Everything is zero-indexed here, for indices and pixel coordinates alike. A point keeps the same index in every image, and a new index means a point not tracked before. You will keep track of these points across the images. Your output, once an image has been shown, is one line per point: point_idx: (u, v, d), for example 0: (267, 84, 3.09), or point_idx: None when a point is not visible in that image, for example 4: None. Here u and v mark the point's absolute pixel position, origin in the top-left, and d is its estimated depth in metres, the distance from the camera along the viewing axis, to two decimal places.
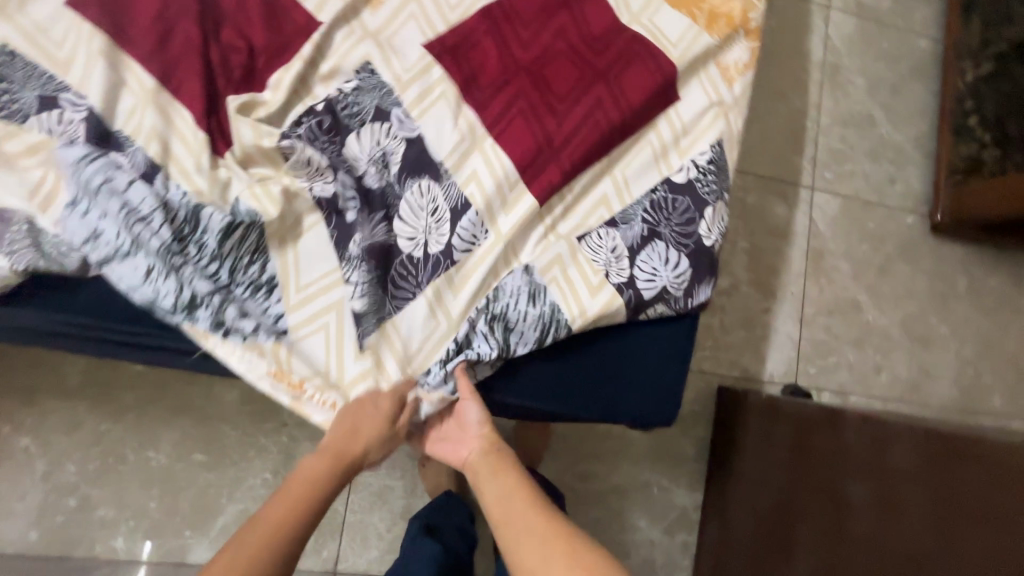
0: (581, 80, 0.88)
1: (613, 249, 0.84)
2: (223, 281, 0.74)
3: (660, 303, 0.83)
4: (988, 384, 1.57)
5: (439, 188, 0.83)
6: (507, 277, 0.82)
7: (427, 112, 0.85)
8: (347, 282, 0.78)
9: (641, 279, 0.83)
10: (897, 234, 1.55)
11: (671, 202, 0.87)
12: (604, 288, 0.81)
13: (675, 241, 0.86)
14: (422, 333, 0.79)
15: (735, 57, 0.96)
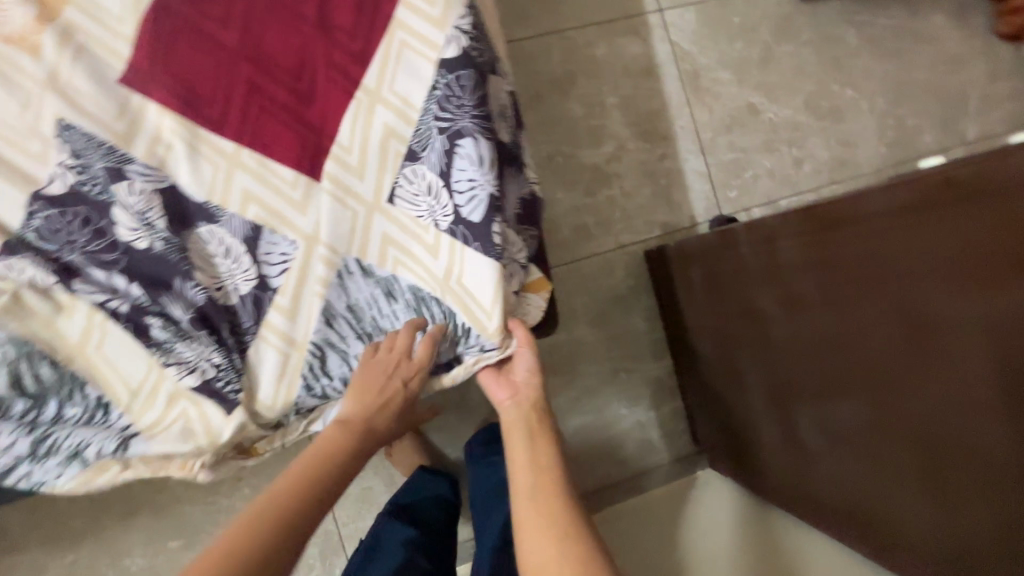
0: (309, 35, 0.68)
1: (428, 188, 0.68)
2: (23, 415, 0.59)
3: (502, 205, 0.67)
4: (914, 127, 1.49)
5: (222, 228, 0.66)
6: (352, 286, 0.69)
7: (163, 159, 0.64)
8: (178, 364, 0.62)
9: (466, 203, 0.67)
10: (766, 17, 1.42)
11: (454, 85, 0.67)
12: (440, 242, 0.69)
13: (482, 132, 0.67)
14: (279, 373, 0.67)
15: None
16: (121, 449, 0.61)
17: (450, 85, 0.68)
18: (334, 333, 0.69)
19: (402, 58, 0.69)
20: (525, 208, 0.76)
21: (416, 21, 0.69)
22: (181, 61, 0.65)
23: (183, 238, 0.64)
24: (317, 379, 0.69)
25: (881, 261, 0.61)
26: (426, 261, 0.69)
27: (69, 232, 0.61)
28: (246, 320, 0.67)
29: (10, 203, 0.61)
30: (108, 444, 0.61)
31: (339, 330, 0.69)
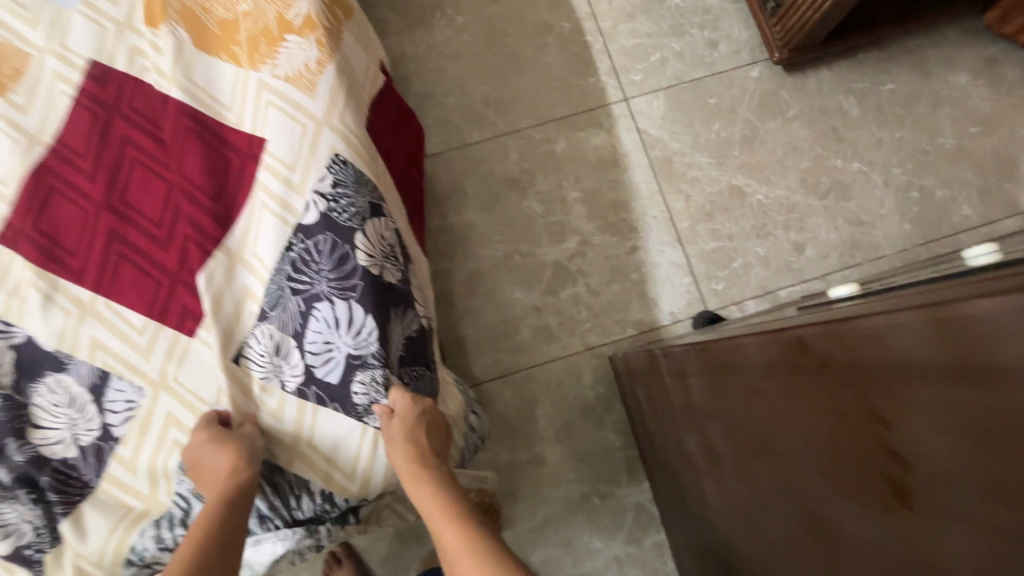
0: (173, 184, 0.68)
1: (276, 347, 0.64)
2: None
3: (362, 371, 0.63)
4: (943, 197, 1.28)
5: (68, 376, 0.64)
6: None
7: (20, 309, 0.65)
8: None
9: (319, 366, 0.64)
10: (746, 95, 1.33)
11: (312, 250, 0.66)
12: (287, 404, 0.64)
13: (341, 294, 0.65)
14: (111, 535, 0.59)
15: (304, 54, 0.72)
16: None
17: (305, 245, 0.66)
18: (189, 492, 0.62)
19: (259, 221, 0.67)
20: (413, 344, 0.70)
21: (276, 184, 0.68)
22: (54, 216, 0.68)
23: (23, 391, 0.63)
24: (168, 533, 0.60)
25: (761, 426, 0.48)
26: (268, 425, 0.63)
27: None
28: (86, 472, 0.61)
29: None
30: None
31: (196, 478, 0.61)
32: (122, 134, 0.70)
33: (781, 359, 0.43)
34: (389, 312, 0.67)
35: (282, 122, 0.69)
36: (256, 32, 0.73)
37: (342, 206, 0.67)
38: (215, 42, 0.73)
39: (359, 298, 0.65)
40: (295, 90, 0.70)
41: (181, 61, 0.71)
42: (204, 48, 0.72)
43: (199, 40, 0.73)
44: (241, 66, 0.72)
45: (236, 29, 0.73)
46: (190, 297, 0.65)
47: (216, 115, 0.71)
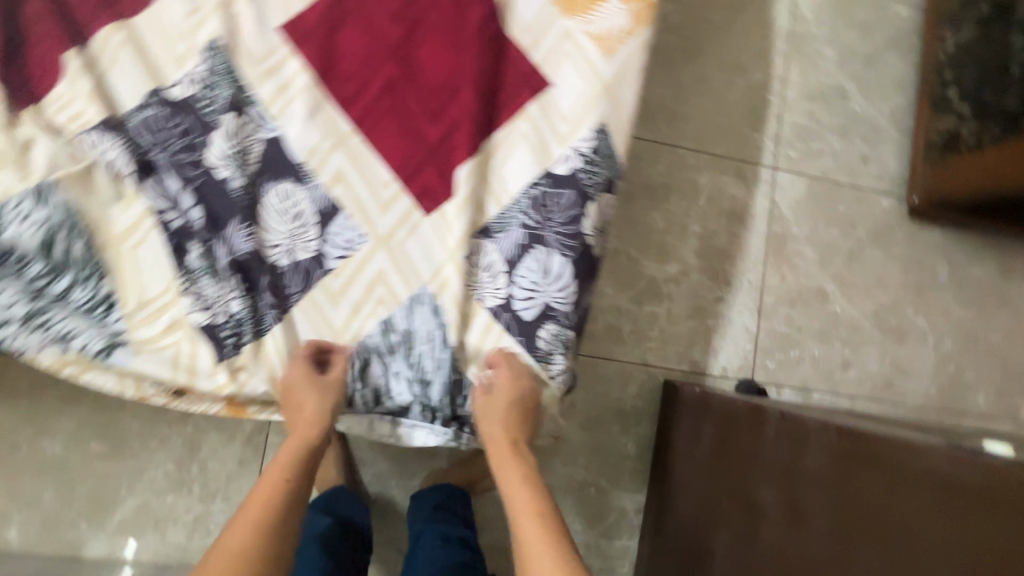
0: (460, 68, 0.69)
1: (487, 266, 0.67)
2: (37, 279, 0.58)
3: (549, 323, 0.67)
4: (973, 381, 1.43)
5: (302, 191, 0.65)
6: (415, 318, 0.66)
7: (284, 111, 0.65)
8: (199, 303, 0.61)
9: (520, 300, 0.67)
10: (870, 217, 1.42)
11: (553, 199, 0.68)
12: (478, 317, 0.67)
13: (563, 246, 0.68)
14: (301, 354, 0.63)
15: (615, 20, 0.71)
16: (103, 353, 0.59)
17: (549, 189, 0.68)
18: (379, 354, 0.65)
19: (515, 150, 0.69)
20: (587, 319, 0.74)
21: (544, 125, 0.70)
22: (343, 38, 0.67)
23: (260, 185, 0.64)
24: (346, 378, 0.65)
25: (892, 520, 0.58)
26: (457, 334, 0.66)
27: (163, 138, 0.62)
28: (292, 287, 0.64)
29: (135, 89, 0.63)
30: (93, 351, 0.59)
31: (387, 343, 0.65)
32: None
33: (946, 476, 0.54)
34: (589, 283, 0.71)
35: (571, 75, 0.71)
36: None
37: (595, 170, 0.70)
38: None
39: (577, 259, 0.68)
40: (594, 49, 0.71)
41: None
42: None
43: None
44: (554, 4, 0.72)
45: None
46: (438, 177, 0.68)
47: (513, 35, 0.71)
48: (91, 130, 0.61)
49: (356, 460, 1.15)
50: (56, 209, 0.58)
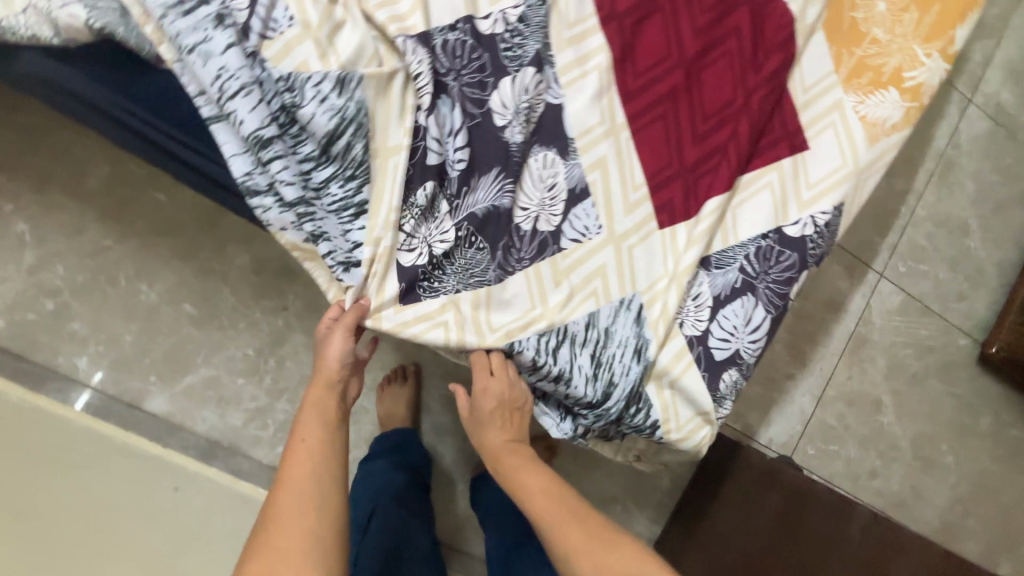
0: (738, 102, 0.70)
1: (695, 295, 0.69)
2: (306, 166, 0.58)
3: (733, 369, 0.69)
4: (990, 536, 1.47)
5: (563, 165, 0.66)
6: (615, 320, 0.68)
7: (573, 84, 0.65)
8: (441, 243, 0.63)
9: (715, 338, 0.69)
10: (944, 350, 1.47)
11: (775, 255, 0.70)
12: (673, 339, 0.68)
13: (768, 302, 0.70)
14: (509, 314, 0.66)
15: (890, 110, 0.72)
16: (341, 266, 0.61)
17: (776, 245, 0.70)
18: (575, 344, 0.67)
19: (757, 197, 0.71)
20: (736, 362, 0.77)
21: (790, 183, 0.71)
22: (645, 32, 0.67)
23: (528, 145, 0.65)
24: (542, 352, 0.66)
25: None
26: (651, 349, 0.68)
27: (459, 65, 0.63)
28: (522, 252, 0.66)
29: (450, 9, 0.63)
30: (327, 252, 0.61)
31: (587, 333, 0.67)
32: (739, 21, 0.69)
33: None
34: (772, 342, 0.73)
35: (830, 145, 0.72)
36: (866, 61, 0.73)
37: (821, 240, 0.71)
38: (838, 36, 0.72)
39: (777, 318, 0.70)
40: (861, 129, 0.72)
41: (811, 24, 0.71)
42: (825, 29, 0.72)
43: (829, 20, 0.72)
44: (837, 72, 0.72)
45: (859, 41, 0.73)
46: (683, 198, 0.69)
47: (791, 87, 0.72)
48: (409, 35, 0.60)
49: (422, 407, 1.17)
50: (352, 106, 0.57)
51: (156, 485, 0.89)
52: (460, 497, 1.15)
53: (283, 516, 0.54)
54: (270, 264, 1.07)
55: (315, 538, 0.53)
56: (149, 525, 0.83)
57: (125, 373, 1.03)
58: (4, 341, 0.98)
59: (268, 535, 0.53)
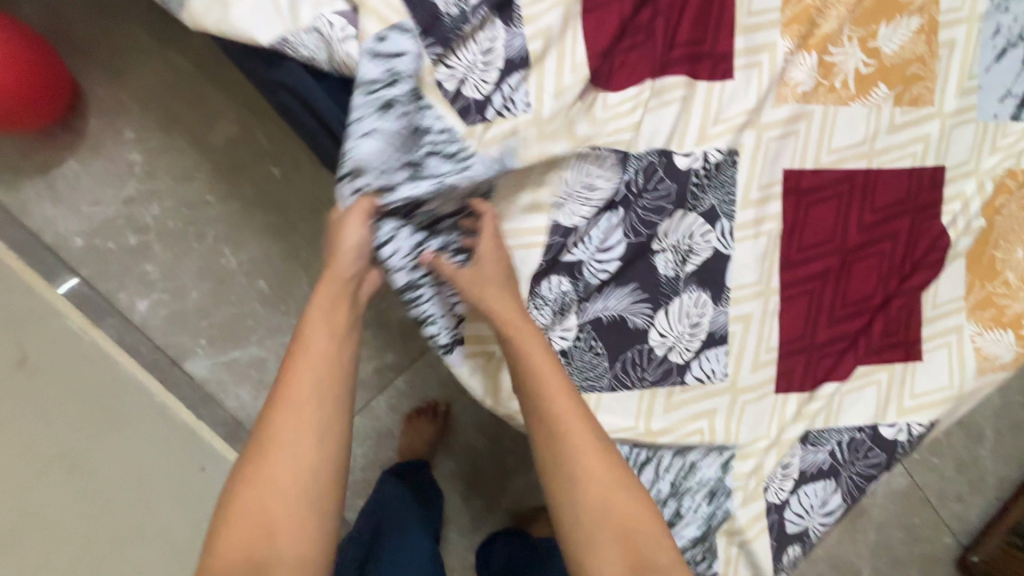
0: (876, 298, 0.73)
1: (786, 465, 0.71)
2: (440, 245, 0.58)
3: (797, 545, 0.71)
4: None
5: (711, 309, 0.68)
6: (708, 461, 0.69)
7: (744, 240, 0.68)
8: (574, 342, 0.64)
9: (791, 511, 0.71)
10: (931, 543, 1.50)
11: (865, 449, 0.74)
12: (755, 502, 0.70)
13: (846, 490, 0.73)
14: (619, 425, 0.66)
15: (1003, 350, 0.76)
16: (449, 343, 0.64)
17: (869, 441, 0.73)
18: (666, 476, 0.68)
19: (864, 390, 0.74)
20: None
21: (896, 386, 0.74)
22: (818, 212, 0.70)
23: (687, 281, 0.66)
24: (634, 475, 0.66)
25: None
26: (734, 502, 0.69)
27: (648, 187, 0.65)
28: (647, 373, 0.66)
29: (659, 135, 0.65)
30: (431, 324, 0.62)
31: (672, 460, 0.68)
32: (901, 229, 0.73)
33: None
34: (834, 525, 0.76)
35: (941, 364, 0.75)
36: (994, 297, 0.77)
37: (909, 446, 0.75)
38: (977, 267, 0.76)
39: (850, 507, 0.73)
40: (973, 359, 0.76)
41: (959, 251, 0.75)
42: (968, 257, 0.76)
43: (973, 251, 0.76)
44: (965, 299, 0.76)
45: (992, 277, 0.77)
46: (802, 371, 0.72)
47: (924, 298, 0.75)
48: (600, 148, 0.62)
49: (446, 449, 1.15)
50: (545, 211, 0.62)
51: (186, 463, 0.87)
52: (449, 552, 1.14)
53: (281, 442, 0.47)
54: None
55: (313, 476, 0.47)
56: (174, 504, 0.80)
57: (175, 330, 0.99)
58: (76, 261, 0.95)
59: (260, 458, 0.47)
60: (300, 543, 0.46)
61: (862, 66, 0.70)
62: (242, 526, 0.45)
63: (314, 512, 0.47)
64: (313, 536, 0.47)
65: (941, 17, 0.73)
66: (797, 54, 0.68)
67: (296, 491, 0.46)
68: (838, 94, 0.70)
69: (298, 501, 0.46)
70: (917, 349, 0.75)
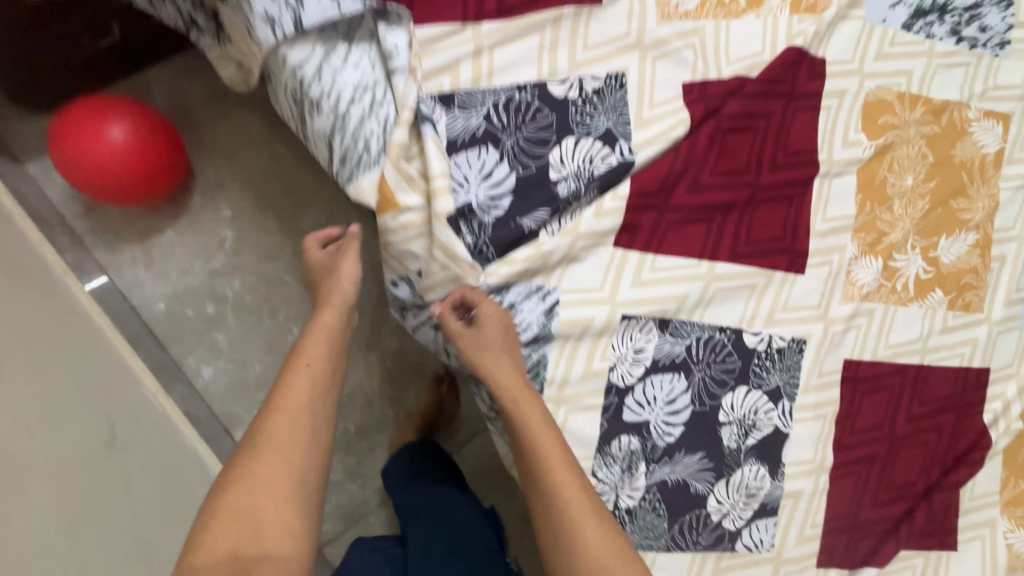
0: (919, 486, 0.77)
1: None
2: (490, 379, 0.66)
3: None
4: None
5: (769, 481, 0.71)
6: None
7: (802, 421, 0.72)
8: (637, 503, 0.66)
9: None
10: None
11: None
12: None
13: None
14: None
15: None
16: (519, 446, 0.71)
17: None
18: None
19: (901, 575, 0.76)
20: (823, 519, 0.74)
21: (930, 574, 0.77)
22: (872, 400, 0.75)
23: (749, 455, 0.70)
24: None
25: None
26: None
27: (716, 360, 0.69)
28: (702, 539, 0.68)
29: (734, 315, 0.69)
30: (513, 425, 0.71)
31: None
32: (944, 422, 0.78)
33: None
34: None
35: (973, 556, 0.79)
36: None
37: None
38: (1014, 465, 0.81)
39: None
40: (1004, 555, 0.79)
41: (998, 450, 0.80)
42: (1005, 456, 0.80)
43: (1011, 449, 0.81)
44: (1001, 495, 0.80)
45: None
46: (845, 550, 0.74)
47: (961, 490, 0.79)
48: (672, 323, 0.67)
49: None
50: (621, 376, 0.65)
51: None
52: None
53: (269, 438, 0.51)
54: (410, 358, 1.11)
55: (296, 474, 0.51)
56: None
57: (233, 400, 1.01)
58: (156, 324, 1.00)
59: (249, 457, 0.51)
60: (283, 540, 0.48)
61: (922, 271, 0.77)
62: (227, 525, 0.47)
63: (297, 512, 0.50)
64: (296, 529, 0.49)
65: (995, 234, 0.80)
66: (865, 257, 0.74)
67: (276, 480, 0.50)
68: (899, 295, 0.76)
69: (280, 494, 0.50)
70: (950, 539, 0.78)
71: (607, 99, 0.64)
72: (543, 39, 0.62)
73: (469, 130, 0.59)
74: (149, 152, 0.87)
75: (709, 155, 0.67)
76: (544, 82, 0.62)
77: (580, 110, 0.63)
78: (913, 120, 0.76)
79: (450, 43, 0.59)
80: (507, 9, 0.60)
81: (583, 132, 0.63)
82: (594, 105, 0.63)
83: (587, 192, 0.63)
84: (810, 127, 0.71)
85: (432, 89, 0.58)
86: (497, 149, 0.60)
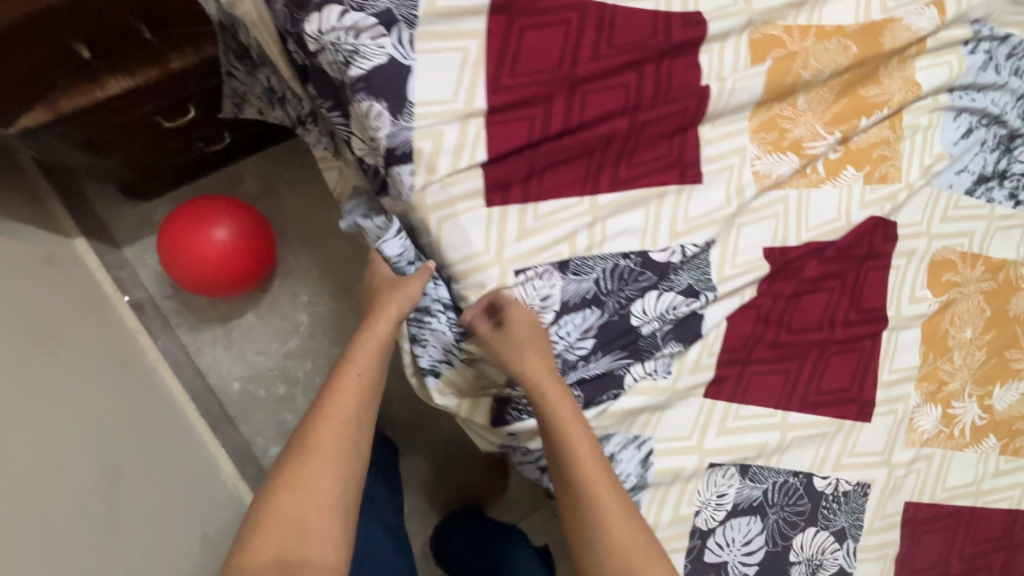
0: None
1: None
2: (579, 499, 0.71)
3: None
4: None
5: None
6: None
7: (865, 561, 0.76)
8: None
9: None
10: None
11: None
12: None
13: None
14: None
15: None
16: None
17: None
18: None
19: None
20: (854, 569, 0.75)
21: None
22: (929, 540, 0.79)
23: None
24: None
25: None
26: None
27: (788, 501, 0.73)
28: None
29: (806, 459, 0.74)
30: None
31: None
32: (995, 563, 0.81)
33: None
34: None
35: None
36: None
37: None
38: None
39: None
40: None
41: None
42: None
43: None
44: None
45: None
46: None
47: None
48: (751, 466, 0.72)
49: None
50: (703, 519, 0.69)
51: None
52: None
53: (316, 449, 0.54)
54: (465, 443, 1.15)
55: (339, 484, 0.54)
56: None
57: None
58: (229, 403, 1.03)
59: (297, 461, 0.53)
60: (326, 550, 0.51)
61: (978, 418, 0.82)
62: (275, 531, 0.51)
63: (335, 522, 0.53)
64: (337, 542, 0.52)
65: None
66: (926, 405, 0.79)
67: (322, 491, 0.53)
68: (955, 440, 0.81)
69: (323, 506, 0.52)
70: None
71: (695, 259, 0.69)
72: (648, 210, 0.67)
73: (577, 294, 0.64)
74: (254, 250, 0.93)
75: (789, 311, 0.73)
76: (646, 250, 0.67)
77: (668, 268, 0.67)
78: (973, 277, 0.82)
79: (567, 215, 0.64)
80: (620, 183, 0.66)
81: (669, 287, 0.67)
82: (683, 264, 0.68)
83: (671, 340, 0.67)
84: (880, 286, 0.77)
85: (551, 259, 0.63)
86: (600, 311, 0.65)
